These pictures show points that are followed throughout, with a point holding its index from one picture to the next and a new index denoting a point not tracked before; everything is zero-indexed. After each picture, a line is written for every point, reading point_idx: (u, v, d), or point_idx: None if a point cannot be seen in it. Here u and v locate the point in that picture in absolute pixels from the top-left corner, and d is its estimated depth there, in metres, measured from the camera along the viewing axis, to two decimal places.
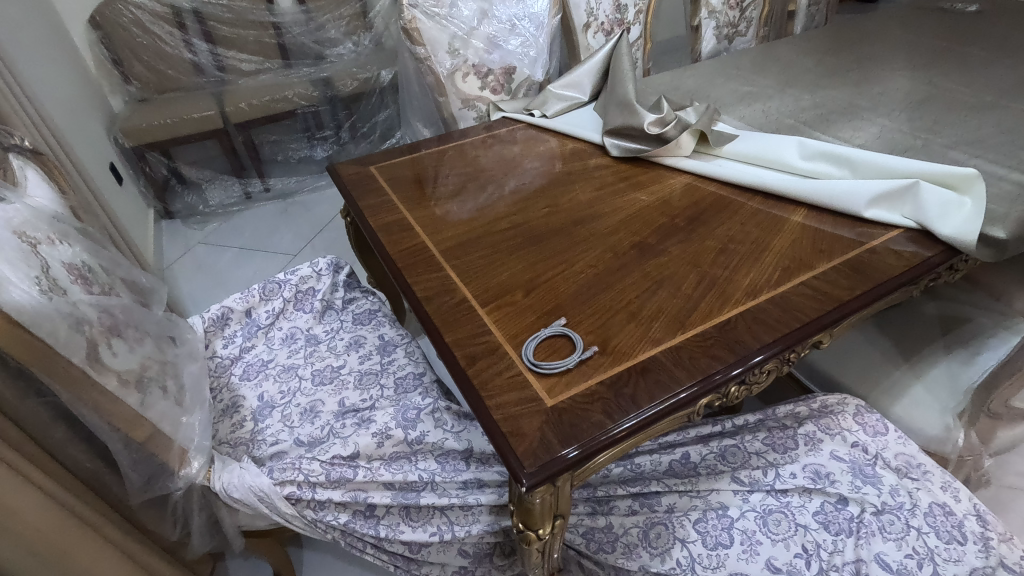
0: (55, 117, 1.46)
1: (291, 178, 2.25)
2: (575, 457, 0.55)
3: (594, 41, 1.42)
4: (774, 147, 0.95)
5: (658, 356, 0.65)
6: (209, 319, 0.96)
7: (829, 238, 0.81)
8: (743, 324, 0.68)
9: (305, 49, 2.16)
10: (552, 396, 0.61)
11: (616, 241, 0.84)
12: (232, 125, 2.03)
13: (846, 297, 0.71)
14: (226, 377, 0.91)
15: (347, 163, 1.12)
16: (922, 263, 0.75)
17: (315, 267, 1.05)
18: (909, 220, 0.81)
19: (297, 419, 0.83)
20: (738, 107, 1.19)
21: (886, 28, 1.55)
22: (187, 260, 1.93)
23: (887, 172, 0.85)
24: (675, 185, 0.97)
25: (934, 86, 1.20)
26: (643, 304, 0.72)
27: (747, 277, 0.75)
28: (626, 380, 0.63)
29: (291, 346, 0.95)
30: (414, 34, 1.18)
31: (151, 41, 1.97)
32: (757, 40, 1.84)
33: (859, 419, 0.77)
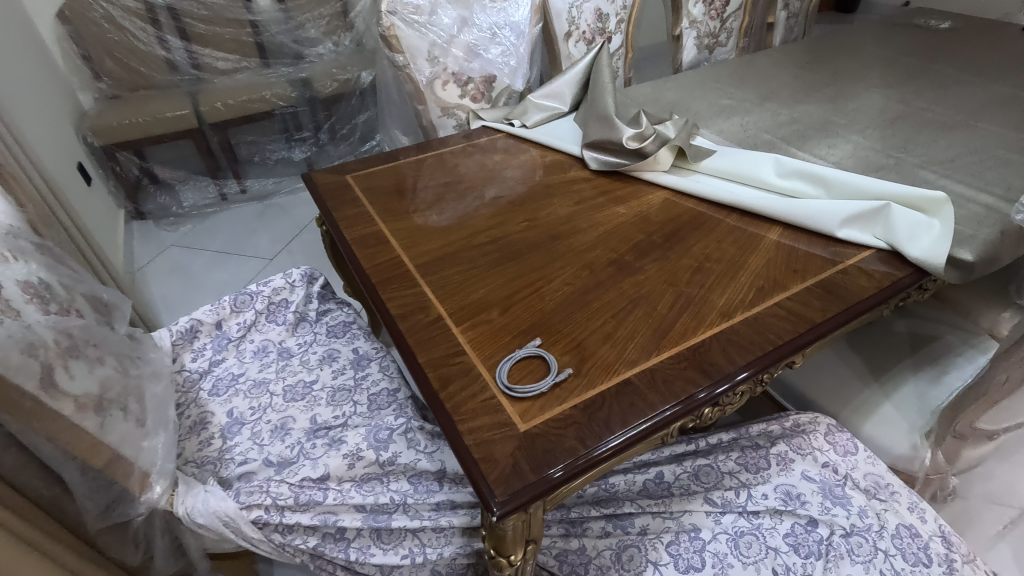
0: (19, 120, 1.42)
1: (269, 179, 2.21)
2: (558, 479, 0.55)
3: (575, 50, 1.43)
4: (750, 165, 0.96)
5: (633, 377, 0.65)
6: (177, 332, 0.93)
7: (803, 257, 0.82)
8: (717, 346, 0.68)
9: (283, 49, 2.12)
10: (526, 420, 0.61)
11: (593, 258, 0.83)
12: (207, 124, 2.00)
13: (818, 318, 0.71)
14: (194, 393, 0.88)
15: (323, 171, 1.10)
16: (892, 284, 0.76)
17: (288, 278, 1.03)
18: (880, 241, 0.82)
19: (267, 436, 0.81)
20: (716, 121, 1.20)
21: (861, 43, 1.57)
22: (160, 263, 1.89)
23: (860, 192, 0.86)
24: (653, 200, 0.97)
25: (907, 104, 1.22)
26: (619, 324, 0.72)
27: (722, 297, 0.75)
28: (601, 402, 0.62)
29: (262, 359, 0.93)
30: (392, 41, 1.15)
31: (123, 37, 1.91)
32: (737, 51, 1.86)
33: (830, 439, 0.78)
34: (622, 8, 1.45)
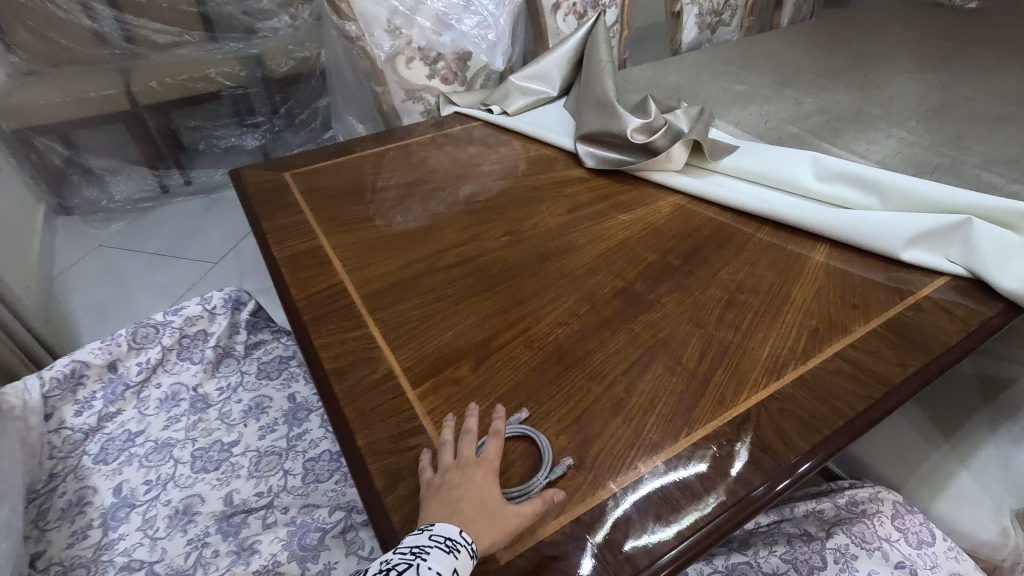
0: None
1: (218, 170, 1.98)
2: None
3: (565, 24, 1.22)
4: (783, 165, 0.78)
5: (656, 469, 0.47)
6: (52, 381, 0.71)
7: (862, 286, 0.64)
8: (767, 421, 0.50)
9: (232, 21, 1.84)
10: (589, 490, 0.45)
11: (594, 286, 0.64)
12: (142, 107, 1.75)
13: (896, 377, 0.53)
14: (76, 460, 0.68)
15: (256, 167, 0.89)
16: (983, 326, 0.58)
17: (207, 303, 0.81)
18: (956, 265, 0.64)
19: (163, 527, 0.61)
20: (731, 110, 1.01)
21: (883, 24, 1.40)
22: (85, 266, 1.65)
23: (926, 202, 0.69)
24: (664, 207, 0.78)
25: (949, 93, 1.05)
26: (632, 384, 0.53)
27: (766, 343, 0.57)
28: (617, 514, 0.44)
29: (170, 412, 0.72)
30: (343, 7, 0.96)
31: (38, 3, 1.63)
32: (741, 31, 1.67)
33: (899, 524, 0.60)
34: None
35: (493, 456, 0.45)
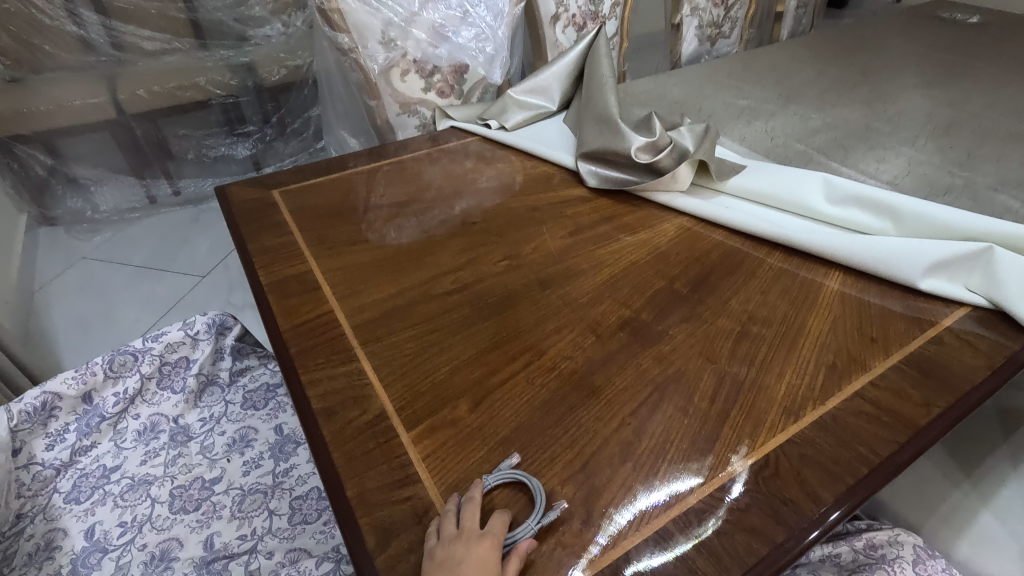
0: None
1: (207, 180, 1.94)
2: None
3: (564, 36, 1.20)
4: (794, 186, 0.75)
5: (669, 524, 0.43)
6: (23, 414, 0.67)
7: (880, 316, 0.61)
8: (787, 468, 0.47)
9: (223, 28, 1.81)
10: (601, 545, 0.42)
11: (600, 316, 0.61)
12: (128, 116, 1.73)
13: (921, 419, 0.50)
14: (46, 500, 0.63)
15: (243, 184, 0.86)
16: (1008, 361, 0.55)
17: (190, 328, 0.77)
18: (976, 296, 0.62)
19: (137, 575, 0.57)
20: (736, 126, 0.99)
21: (886, 38, 1.38)
22: (68, 280, 1.59)
23: (944, 229, 0.66)
24: (670, 230, 0.75)
25: (957, 109, 1.02)
26: (642, 426, 0.50)
27: (782, 381, 0.54)
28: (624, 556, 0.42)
29: (148, 445, 0.68)
30: (335, 17, 0.90)
31: (20, 8, 1.57)
32: (741, 43, 1.65)
33: (922, 571, 0.56)
34: None
35: (498, 532, 0.42)
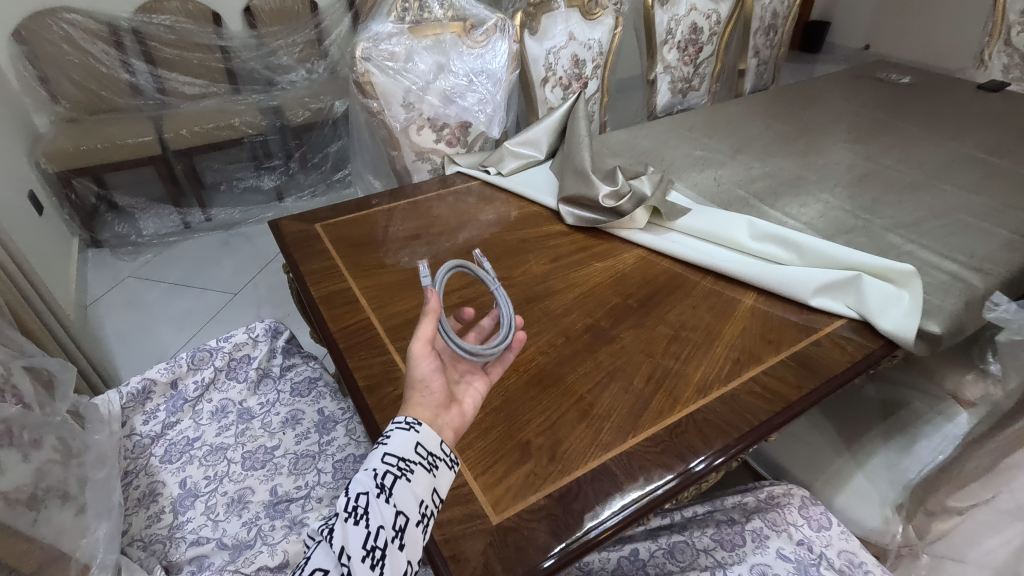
0: None
1: (235, 208, 2.15)
2: (551, 567, 0.54)
3: (552, 95, 1.45)
4: (725, 226, 0.97)
5: (634, 489, 0.61)
6: (128, 394, 0.87)
7: (779, 325, 0.81)
8: (693, 427, 0.67)
9: (253, 75, 2.11)
10: (564, 473, 0.62)
11: (570, 323, 0.82)
12: (171, 151, 1.94)
13: (793, 396, 0.71)
14: (146, 460, 0.83)
15: (292, 219, 1.06)
16: (865, 356, 0.76)
17: (252, 332, 0.98)
18: (851, 310, 0.82)
19: (223, 511, 0.76)
20: (690, 174, 1.21)
21: (829, 96, 1.62)
22: (115, 296, 1.79)
23: (832, 260, 0.87)
24: (629, 259, 0.96)
25: (874, 162, 1.25)
26: (594, 401, 0.70)
27: (698, 371, 0.74)
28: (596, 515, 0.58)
29: (221, 421, 0.88)
30: (368, 87, 1.15)
31: (82, 59, 1.86)
32: (710, 95, 1.90)
33: (804, 513, 0.76)
34: (598, 54, 1.48)
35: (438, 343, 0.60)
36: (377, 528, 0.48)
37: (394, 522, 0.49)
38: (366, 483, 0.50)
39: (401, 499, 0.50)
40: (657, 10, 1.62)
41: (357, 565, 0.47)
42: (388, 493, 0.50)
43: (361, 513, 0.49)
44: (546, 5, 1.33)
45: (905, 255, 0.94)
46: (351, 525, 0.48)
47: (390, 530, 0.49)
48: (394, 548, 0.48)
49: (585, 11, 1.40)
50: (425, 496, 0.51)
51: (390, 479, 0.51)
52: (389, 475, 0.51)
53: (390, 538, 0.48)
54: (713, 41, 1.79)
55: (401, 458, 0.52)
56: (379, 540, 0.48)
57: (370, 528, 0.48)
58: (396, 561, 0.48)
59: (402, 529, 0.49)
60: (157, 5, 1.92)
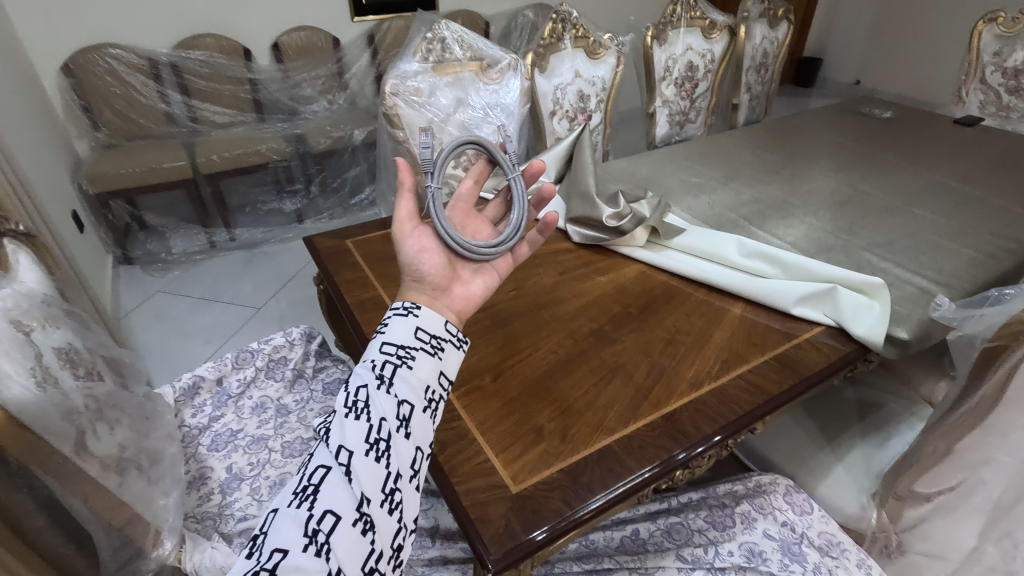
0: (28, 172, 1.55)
1: (257, 228, 2.28)
2: (538, 542, 0.61)
3: (559, 126, 1.57)
4: (716, 243, 1.07)
5: (634, 465, 0.70)
6: (180, 389, 0.98)
7: (764, 331, 0.91)
8: (687, 416, 0.76)
9: (279, 105, 2.44)
10: (574, 452, 0.71)
11: (577, 327, 0.92)
12: (201, 175, 2.06)
13: (775, 391, 0.80)
14: (194, 448, 0.92)
15: (324, 235, 1.17)
16: (840, 357, 0.86)
17: (288, 336, 1.09)
18: (829, 318, 0.93)
19: (267, 492, 0.85)
20: (686, 198, 1.32)
21: (816, 129, 1.74)
22: (145, 309, 1.90)
23: (812, 274, 0.98)
24: (629, 273, 1.06)
25: (854, 189, 1.36)
26: (599, 393, 0.79)
27: (691, 368, 0.84)
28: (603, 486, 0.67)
29: (261, 416, 0.97)
30: (394, 118, 1.28)
31: (126, 91, 2.16)
32: (706, 127, 2.03)
33: (789, 499, 0.85)
34: (602, 89, 1.61)
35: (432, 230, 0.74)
36: (380, 420, 0.57)
37: (394, 412, 0.57)
38: (367, 376, 0.59)
39: (400, 389, 0.59)
40: (655, 49, 1.76)
41: (364, 455, 0.55)
42: (387, 384, 0.58)
43: (363, 407, 0.57)
44: (553, 47, 1.48)
45: (880, 272, 1.04)
46: (354, 418, 0.56)
47: (392, 420, 0.57)
48: (398, 435, 0.57)
49: (589, 51, 1.55)
50: (428, 380, 0.61)
51: (390, 369, 0.60)
52: (387, 368, 0.60)
53: (392, 426, 0.57)
54: (708, 78, 1.92)
55: (400, 348, 0.62)
56: (382, 430, 0.56)
57: (373, 419, 0.56)
58: (399, 448, 0.56)
59: (405, 418, 0.58)
60: (194, 42, 2.22)
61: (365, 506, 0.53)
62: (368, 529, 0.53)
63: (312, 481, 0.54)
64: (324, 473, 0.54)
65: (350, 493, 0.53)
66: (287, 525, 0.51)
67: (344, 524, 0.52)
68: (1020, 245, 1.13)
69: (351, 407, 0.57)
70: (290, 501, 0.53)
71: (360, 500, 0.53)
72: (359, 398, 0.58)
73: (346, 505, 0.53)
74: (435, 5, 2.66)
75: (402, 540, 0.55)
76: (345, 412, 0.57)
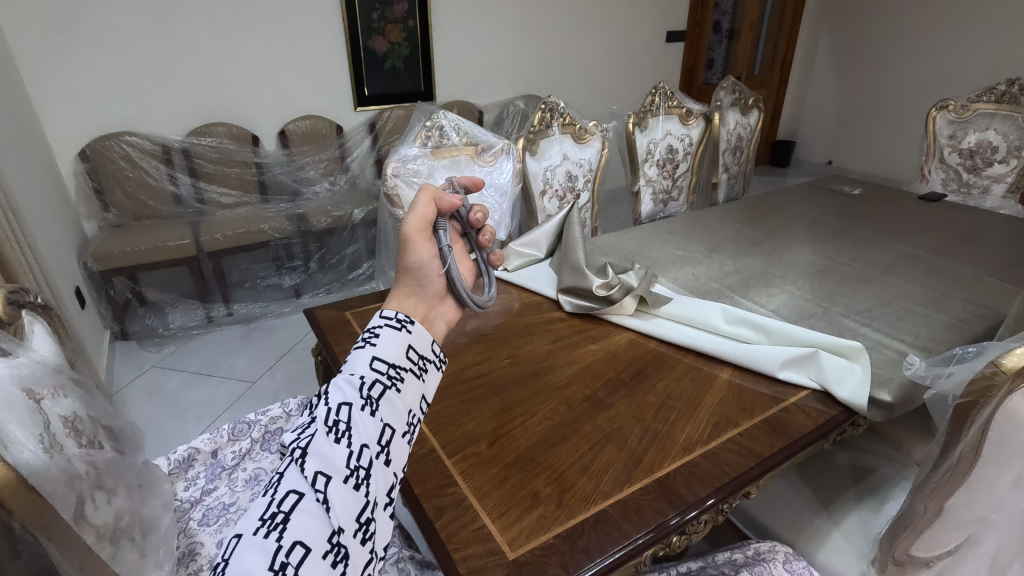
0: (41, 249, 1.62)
1: (255, 303, 2.34)
2: None
3: (550, 204, 1.67)
4: (702, 312, 1.12)
5: (627, 528, 0.70)
6: (174, 461, 0.99)
7: (752, 395, 0.94)
8: (681, 479, 0.77)
9: (283, 187, 2.59)
10: (569, 518, 0.71)
11: (570, 393, 0.94)
12: (204, 252, 2.13)
13: (766, 453, 0.82)
14: (185, 523, 0.90)
15: (324, 308, 1.21)
16: (828, 420, 0.88)
17: (286, 407, 1.10)
18: (813, 381, 0.96)
19: None
20: (672, 270, 1.38)
21: (791, 205, 1.85)
22: (140, 384, 1.90)
23: (794, 340, 1.02)
24: (620, 340, 1.10)
25: (831, 260, 1.43)
26: (594, 457, 0.81)
27: (683, 432, 0.86)
28: (600, 550, 0.67)
29: (254, 488, 0.96)
30: (395, 198, 1.35)
31: (137, 174, 2.30)
32: (688, 204, 2.15)
33: (789, 566, 0.84)
34: (589, 170, 1.72)
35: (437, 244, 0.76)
36: (361, 446, 0.58)
37: (377, 438, 0.59)
38: (352, 394, 0.60)
39: (384, 413, 0.61)
40: (637, 135, 1.90)
41: (341, 482, 0.55)
42: (372, 407, 0.60)
43: (345, 429, 0.58)
44: (543, 133, 1.61)
45: (860, 337, 1.09)
46: (335, 440, 0.57)
47: (373, 446, 0.59)
48: (377, 462, 0.58)
49: (576, 137, 1.67)
50: (411, 405, 0.64)
51: (379, 391, 0.61)
52: (375, 388, 0.61)
53: (373, 453, 0.58)
54: (687, 159, 2.06)
55: (389, 367, 0.64)
56: (362, 457, 0.57)
57: (355, 445, 0.57)
58: (377, 476, 0.58)
59: (385, 444, 0.60)
60: (207, 130, 2.39)
61: (338, 536, 0.53)
62: (339, 561, 0.53)
63: (281, 508, 0.53)
64: (295, 500, 0.53)
65: (323, 522, 0.53)
66: (253, 554, 0.50)
67: (314, 556, 0.51)
68: (991, 310, 1.19)
69: (333, 426, 0.57)
70: (256, 527, 0.52)
71: (334, 530, 0.53)
72: (340, 418, 0.58)
73: (317, 535, 0.52)
74: (432, 96, 2.87)
75: (372, 570, 0.56)
76: (325, 431, 0.57)
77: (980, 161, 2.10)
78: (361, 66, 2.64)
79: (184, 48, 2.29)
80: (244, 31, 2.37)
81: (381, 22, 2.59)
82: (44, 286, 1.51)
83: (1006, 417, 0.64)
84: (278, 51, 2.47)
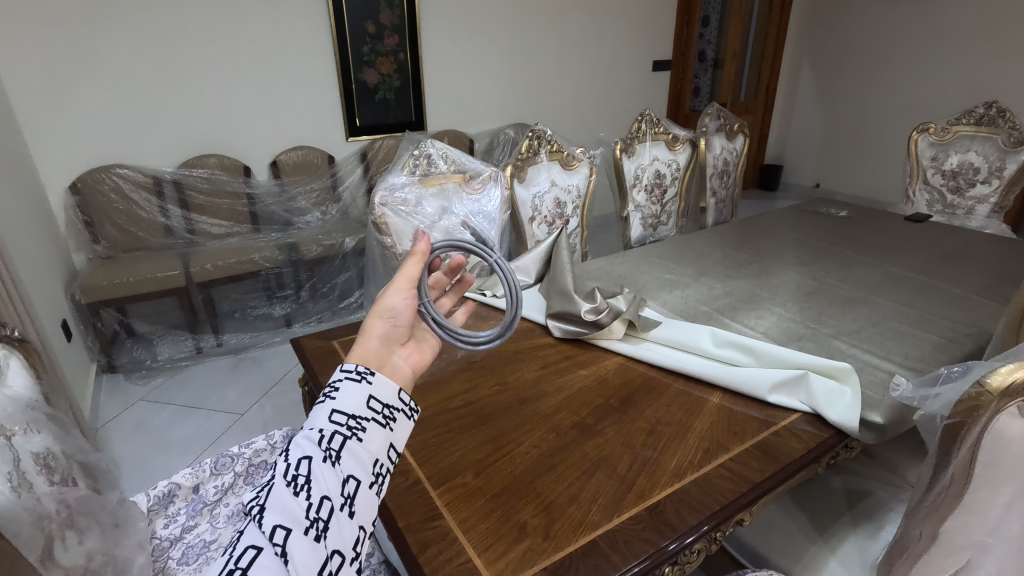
0: (26, 284, 1.61)
1: (245, 333, 2.32)
2: None
3: (539, 230, 1.68)
4: (690, 336, 1.11)
5: (618, 561, 0.68)
6: (154, 498, 0.97)
7: (742, 418, 0.93)
8: (670, 507, 0.76)
9: (274, 217, 2.61)
10: (556, 551, 0.69)
11: (559, 421, 0.93)
12: (194, 283, 2.12)
13: (758, 477, 0.80)
14: (164, 562, 0.87)
15: (311, 337, 1.19)
16: (820, 443, 0.87)
17: (271, 439, 1.08)
18: (804, 405, 0.95)
19: None
20: (661, 294, 1.38)
21: (778, 227, 1.87)
22: (125, 419, 1.87)
23: (784, 362, 1.01)
24: (609, 365, 1.09)
25: (819, 282, 1.44)
26: (583, 486, 0.79)
27: (673, 458, 0.84)
28: None
29: (236, 524, 0.93)
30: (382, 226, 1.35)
31: (128, 207, 2.32)
32: (678, 228, 2.16)
33: None
34: (577, 196, 1.74)
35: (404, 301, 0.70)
36: (322, 498, 0.52)
37: (340, 489, 0.53)
38: (311, 447, 0.54)
39: (347, 464, 0.54)
40: (624, 160, 1.93)
41: (302, 534, 0.50)
42: (334, 459, 0.54)
43: (305, 482, 0.52)
44: (530, 160, 1.64)
45: (850, 357, 1.09)
46: (293, 493, 0.51)
47: (335, 497, 0.52)
48: (341, 514, 0.52)
49: (563, 163, 1.69)
50: (377, 455, 0.57)
51: (339, 442, 0.55)
52: (335, 440, 0.55)
53: (335, 505, 0.52)
54: (675, 184, 2.08)
55: (351, 416, 0.57)
56: (322, 509, 0.51)
57: (315, 496, 0.51)
58: (341, 526, 0.52)
59: (350, 495, 0.54)
60: (197, 161, 2.40)
61: None
62: None
63: (238, 564, 0.47)
64: (252, 556, 0.48)
65: None
66: None
67: None
68: (979, 329, 1.19)
69: (290, 480, 0.52)
70: None
71: None
72: (299, 472, 0.52)
73: None
74: (423, 125, 2.91)
75: None
76: (282, 484, 0.51)
77: (962, 182, 2.14)
78: (352, 98, 2.68)
79: (177, 82, 2.32)
80: (236, 65, 2.42)
81: (372, 55, 2.64)
82: (24, 319, 1.50)
83: (994, 438, 0.63)
84: (271, 84, 2.51)
